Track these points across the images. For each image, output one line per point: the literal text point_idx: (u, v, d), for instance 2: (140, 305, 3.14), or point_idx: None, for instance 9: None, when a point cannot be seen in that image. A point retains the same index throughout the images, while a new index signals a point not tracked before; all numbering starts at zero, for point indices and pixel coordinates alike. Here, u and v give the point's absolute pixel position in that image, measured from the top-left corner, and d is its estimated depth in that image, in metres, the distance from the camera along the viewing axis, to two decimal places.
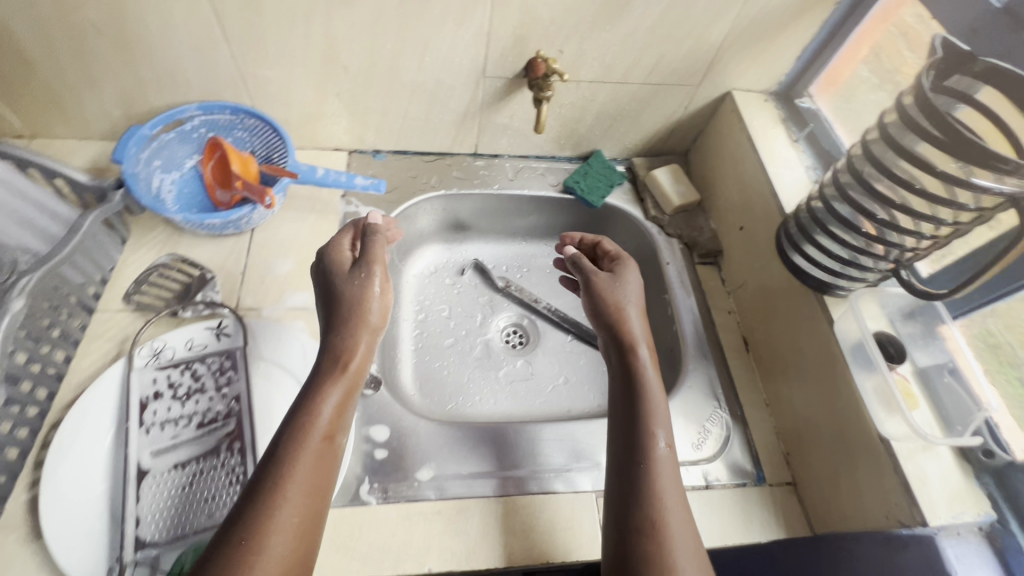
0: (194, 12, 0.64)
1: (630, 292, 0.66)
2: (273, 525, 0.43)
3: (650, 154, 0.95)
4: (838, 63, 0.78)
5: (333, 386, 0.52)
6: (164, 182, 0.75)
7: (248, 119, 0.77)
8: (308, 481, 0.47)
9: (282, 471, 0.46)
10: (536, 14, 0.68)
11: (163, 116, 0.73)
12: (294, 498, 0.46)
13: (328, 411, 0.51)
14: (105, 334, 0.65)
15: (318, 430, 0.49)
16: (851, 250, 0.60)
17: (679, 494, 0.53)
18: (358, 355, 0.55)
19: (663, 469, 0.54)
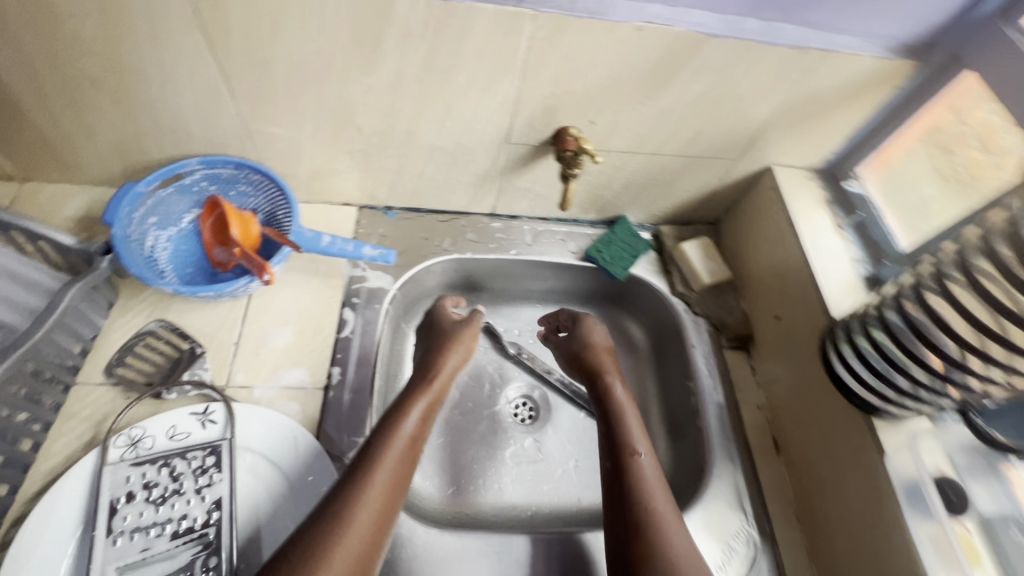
0: (199, 69, 0.59)
1: (602, 335, 0.75)
2: (363, 499, 0.50)
3: (679, 222, 0.88)
4: (892, 143, 0.71)
5: (421, 394, 0.62)
6: (159, 240, 0.69)
7: (253, 174, 0.71)
8: (393, 473, 0.53)
9: (371, 460, 0.53)
10: (568, 86, 0.62)
11: (160, 172, 0.68)
12: (376, 484, 0.51)
13: (414, 418, 0.59)
14: (82, 414, 0.59)
15: (407, 427, 0.57)
16: (911, 381, 0.54)
17: (664, 488, 0.59)
18: (443, 372, 0.66)
19: (647, 464, 0.60)
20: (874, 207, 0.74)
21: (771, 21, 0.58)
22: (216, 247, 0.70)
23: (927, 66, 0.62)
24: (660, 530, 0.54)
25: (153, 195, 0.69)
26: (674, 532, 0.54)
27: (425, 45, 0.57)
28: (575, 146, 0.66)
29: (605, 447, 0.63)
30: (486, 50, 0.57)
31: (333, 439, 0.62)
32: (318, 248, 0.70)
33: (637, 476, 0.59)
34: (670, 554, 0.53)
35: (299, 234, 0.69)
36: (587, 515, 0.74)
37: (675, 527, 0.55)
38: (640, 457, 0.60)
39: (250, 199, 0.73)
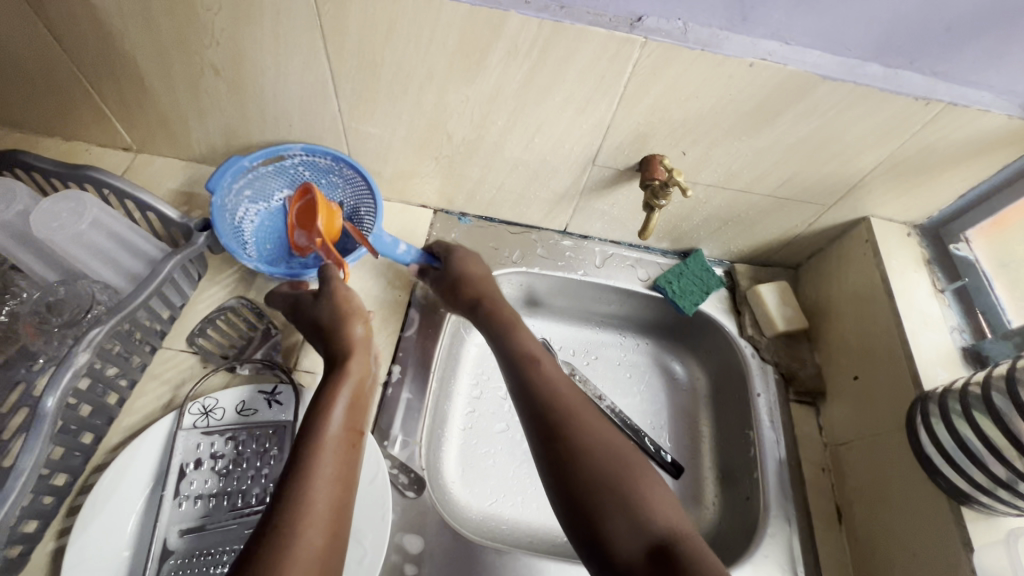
0: (309, 66, 0.61)
1: (476, 264, 0.72)
2: (305, 505, 0.44)
3: (755, 262, 0.85)
4: (1010, 211, 0.64)
5: (341, 384, 0.55)
6: (248, 212, 0.72)
7: (347, 170, 0.73)
8: (332, 470, 0.47)
9: (307, 458, 0.47)
10: (666, 116, 0.61)
11: (266, 151, 0.69)
12: (320, 485, 0.46)
13: (340, 411, 0.53)
14: (164, 376, 0.64)
15: (332, 428, 0.51)
16: (1010, 472, 0.49)
17: (568, 382, 0.59)
18: (357, 354, 0.59)
19: (548, 367, 0.60)
20: (983, 273, 0.68)
21: (897, 68, 0.54)
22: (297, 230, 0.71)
23: None
24: (573, 420, 0.54)
25: (254, 170, 0.70)
26: (586, 419, 0.54)
27: (528, 63, 0.57)
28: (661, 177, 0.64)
29: (506, 366, 0.62)
30: (588, 73, 0.57)
31: (387, 435, 0.64)
32: (392, 252, 0.71)
33: (541, 379, 0.58)
34: (590, 438, 0.52)
35: (377, 237, 0.70)
36: None
37: (589, 417, 0.54)
38: (539, 361, 0.60)
39: (339, 190, 0.75)
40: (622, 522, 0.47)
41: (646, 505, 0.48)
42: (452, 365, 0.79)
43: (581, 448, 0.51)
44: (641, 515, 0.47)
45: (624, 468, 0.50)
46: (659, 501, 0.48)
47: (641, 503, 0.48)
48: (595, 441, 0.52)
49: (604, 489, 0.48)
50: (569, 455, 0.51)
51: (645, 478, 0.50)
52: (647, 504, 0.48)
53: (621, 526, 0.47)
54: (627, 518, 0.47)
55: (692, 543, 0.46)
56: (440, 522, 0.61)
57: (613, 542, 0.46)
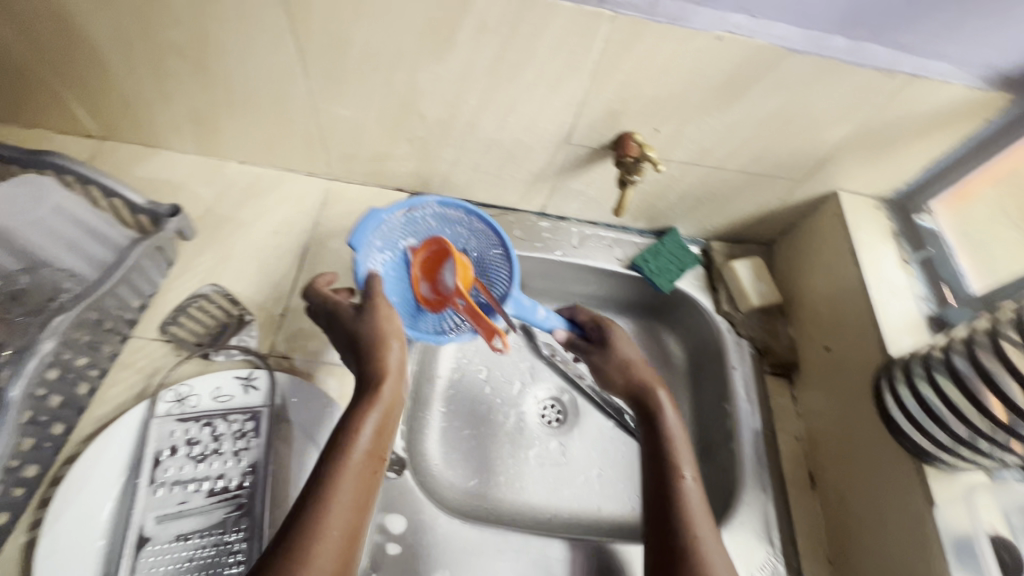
0: (278, 46, 0.60)
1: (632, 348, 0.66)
2: (320, 531, 0.43)
3: (730, 240, 0.86)
4: (972, 180, 0.68)
5: (368, 404, 0.50)
6: (377, 261, 0.65)
7: (477, 223, 0.70)
8: (351, 497, 0.46)
9: (324, 490, 0.45)
10: (638, 92, 0.61)
11: (404, 201, 0.67)
12: (335, 519, 0.44)
13: (368, 433, 0.49)
14: (135, 365, 0.62)
15: (357, 448, 0.48)
16: (969, 430, 0.52)
17: (707, 515, 0.52)
18: (390, 372, 0.53)
19: (692, 488, 0.54)
20: (947, 243, 0.70)
21: (861, 41, 0.55)
22: (425, 284, 0.68)
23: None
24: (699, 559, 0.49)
25: (387, 221, 0.66)
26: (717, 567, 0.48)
27: (499, 40, 0.56)
28: (635, 151, 0.65)
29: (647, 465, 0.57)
30: (558, 49, 0.57)
31: None
32: (531, 318, 0.66)
33: (682, 499, 0.53)
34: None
35: (518, 303, 0.65)
36: (604, 524, 0.72)
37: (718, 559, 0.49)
38: (685, 478, 0.54)
39: (464, 243, 0.71)
40: None
41: None
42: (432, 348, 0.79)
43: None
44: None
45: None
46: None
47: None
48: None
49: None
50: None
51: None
52: None
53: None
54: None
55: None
56: (422, 500, 0.62)
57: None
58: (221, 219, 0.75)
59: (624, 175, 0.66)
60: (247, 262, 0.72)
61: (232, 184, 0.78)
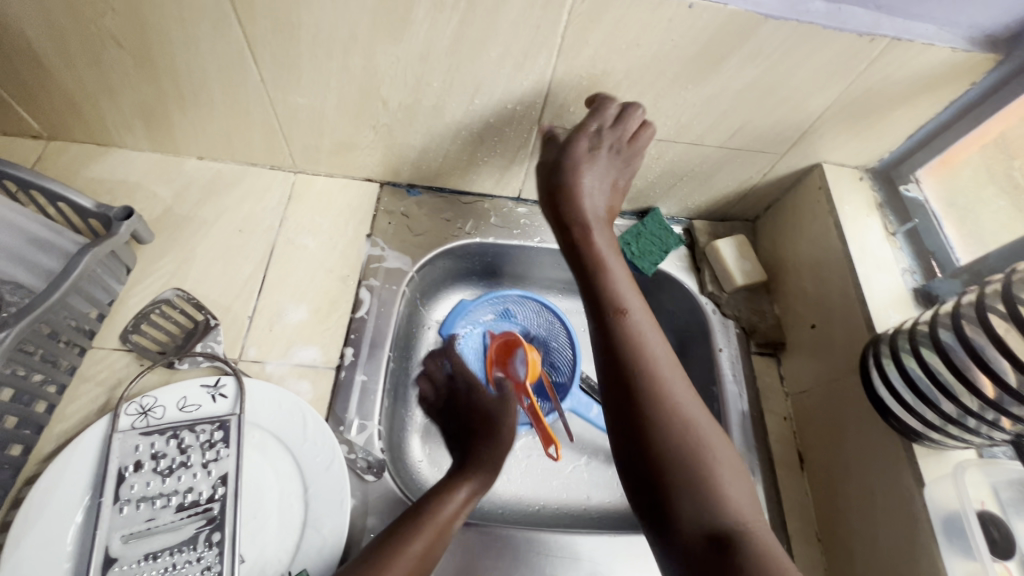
0: (223, 34, 0.56)
1: (603, 169, 0.61)
2: (393, 564, 0.49)
3: (714, 218, 0.84)
4: (958, 147, 0.64)
5: (471, 475, 0.60)
6: (460, 335, 0.76)
7: (549, 315, 0.77)
8: (425, 547, 0.52)
9: (410, 529, 0.52)
10: (609, 67, 0.58)
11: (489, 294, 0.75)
12: (403, 559, 0.50)
13: (461, 496, 0.57)
14: (96, 378, 0.60)
15: (450, 506, 0.55)
16: (959, 409, 0.50)
17: (656, 337, 0.53)
18: (495, 459, 0.63)
19: (637, 320, 0.54)
20: (933, 213, 0.68)
21: (839, 4, 0.52)
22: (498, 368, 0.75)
23: (1009, 62, 0.56)
24: (654, 391, 0.49)
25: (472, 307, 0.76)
26: (671, 392, 0.49)
27: (457, 17, 0.53)
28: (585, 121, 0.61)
29: (587, 309, 0.56)
30: (521, 24, 0.53)
31: (342, 421, 0.62)
32: (584, 414, 0.73)
33: (627, 330, 0.52)
34: (666, 404, 0.49)
35: (576, 400, 0.73)
36: (595, 513, 0.71)
37: (674, 386, 0.50)
38: (629, 312, 0.54)
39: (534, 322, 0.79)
40: (690, 499, 0.44)
41: (721, 495, 0.45)
42: (411, 342, 0.76)
43: (660, 429, 0.47)
44: (712, 504, 0.44)
45: (702, 445, 0.47)
46: (734, 491, 0.45)
47: (714, 496, 0.44)
48: (685, 419, 0.48)
49: (678, 472, 0.45)
50: (644, 427, 0.48)
51: (725, 467, 0.47)
52: (726, 499, 0.44)
53: (688, 515, 0.44)
54: (695, 503, 0.44)
55: (759, 539, 0.42)
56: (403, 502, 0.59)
57: (677, 524, 0.44)
58: (181, 220, 0.71)
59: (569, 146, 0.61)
60: (211, 263, 0.69)
61: (192, 182, 0.74)
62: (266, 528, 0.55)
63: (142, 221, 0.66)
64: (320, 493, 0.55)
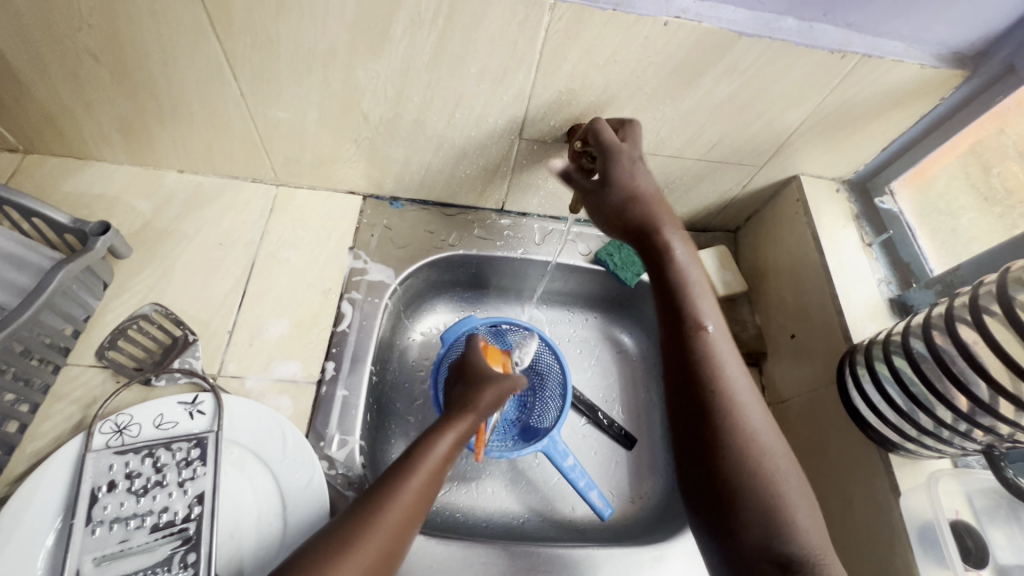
0: (201, 49, 0.56)
1: (645, 178, 0.59)
2: (390, 503, 0.46)
3: (696, 230, 0.85)
4: (930, 159, 0.66)
5: (460, 418, 0.55)
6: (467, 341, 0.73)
7: (547, 356, 0.76)
8: (410, 506, 0.47)
9: (404, 470, 0.49)
10: (587, 82, 0.59)
11: (493, 318, 0.74)
12: (402, 497, 0.47)
13: (448, 441, 0.53)
14: (71, 396, 0.59)
15: (441, 453, 0.51)
16: (933, 421, 0.51)
17: (736, 360, 0.53)
18: (483, 405, 0.58)
19: (717, 340, 0.53)
20: (907, 224, 0.69)
21: (810, 22, 0.53)
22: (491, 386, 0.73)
23: (978, 77, 0.57)
24: (732, 418, 0.50)
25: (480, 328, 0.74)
26: (749, 416, 0.50)
27: (435, 33, 0.53)
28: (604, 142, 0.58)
29: (666, 324, 0.56)
30: (499, 40, 0.54)
31: (322, 436, 0.61)
32: (558, 460, 0.67)
33: (708, 353, 0.53)
34: (744, 429, 0.49)
35: (552, 443, 0.67)
36: (579, 525, 0.71)
37: (750, 412, 0.50)
38: (708, 330, 0.54)
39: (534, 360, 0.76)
40: (761, 528, 0.45)
41: (793, 524, 0.45)
42: (395, 356, 0.75)
43: (735, 453, 0.48)
44: (782, 532, 0.45)
45: (775, 475, 0.47)
46: (806, 521, 0.45)
47: (787, 526, 0.45)
48: (763, 445, 0.48)
49: (752, 499, 0.46)
50: (716, 454, 0.49)
51: (797, 494, 0.47)
52: (796, 529, 0.45)
53: (755, 541, 0.45)
54: (766, 532, 0.45)
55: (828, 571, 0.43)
56: None
57: (744, 544, 0.46)
58: (159, 234, 0.71)
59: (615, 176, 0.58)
60: (190, 278, 0.68)
61: (172, 195, 0.74)
62: (243, 548, 0.54)
63: (118, 234, 0.65)
64: (299, 511, 0.55)
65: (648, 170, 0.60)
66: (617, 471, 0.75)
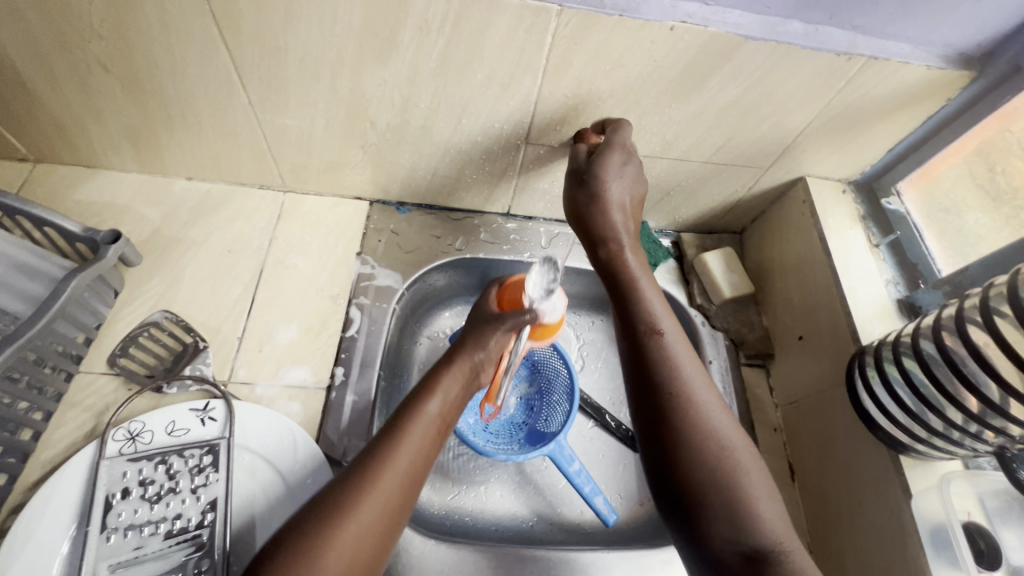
0: (210, 58, 0.56)
1: (621, 186, 0.61)
2: (390, 462, 0.46)
3: (702, 231, 0.85)
4: (936, 160, 0.66)
5: (452, 372, 0.55)
6: None
7: (555, 359, 0.76)
8: (408, 465, 0.47)
9: (400, 428, 0.49)
10: (593, 87, 0.59)
11: None
12: (404, 454, 0.47)
13: (440, 396, 0.53)
14: (83, 403, 0.59)
15: (435, 410, 0.52)
16: (944, 423, 0.51)
17: (693, 360, 0.54)
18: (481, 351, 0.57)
19: (672, 340, 0.54)
20: (914, 225, 0.70)
21: (816, 25, 0.54)
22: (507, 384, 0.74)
23: (983, 78, 0.57)
24: (691, 416, 0.50)
25: None
26: (708, 414, 0.50)
27: (442, 40, 0.54)
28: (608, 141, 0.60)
29: (621, 328, 0.57)
30: (506, 46, 0.54)
31: (333, 441, 0.62)
32: (564, 465, 0.67)
33: (665, 353, 0.53)
34: (702, 428, 0.49)
35: (558, 447, 0.67)
36: (588, 528, 0.71)
37: (708, 411, 0.50)
38: (664, 334, 0.54)
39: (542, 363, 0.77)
40: (727, 526, 0.45)
41: (756, 521, 0.45)
42: (402, 359, 0.75)
43: (696, 454, 0.48)
44: (748, 530, 0.45)
45: (737, 472, 0.48)
46: (769, 516, 0.46)
47: (752, 523, 0.45)
48: (722, 443, 0.49)
49: (716, 499, 0.46)
50: (678, 453, 0.49)
51: (760, 489, 0.47)
52: (760, 525, 0.45)
53: (723, 540, 0.45)
54: (732, 530, 0.45)
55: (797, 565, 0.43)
56: None
57: (714, 545, 0.46)
58: (169, 242, 0.71)
59: (589, 180, 0.60)
60: (200, 285, 0.69)
61: (180, 203, 0.74)
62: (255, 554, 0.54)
63: (128, 242, 0.66)
64: None
65: (628, 177, 0.61)
66: (625, 474, 0.75)
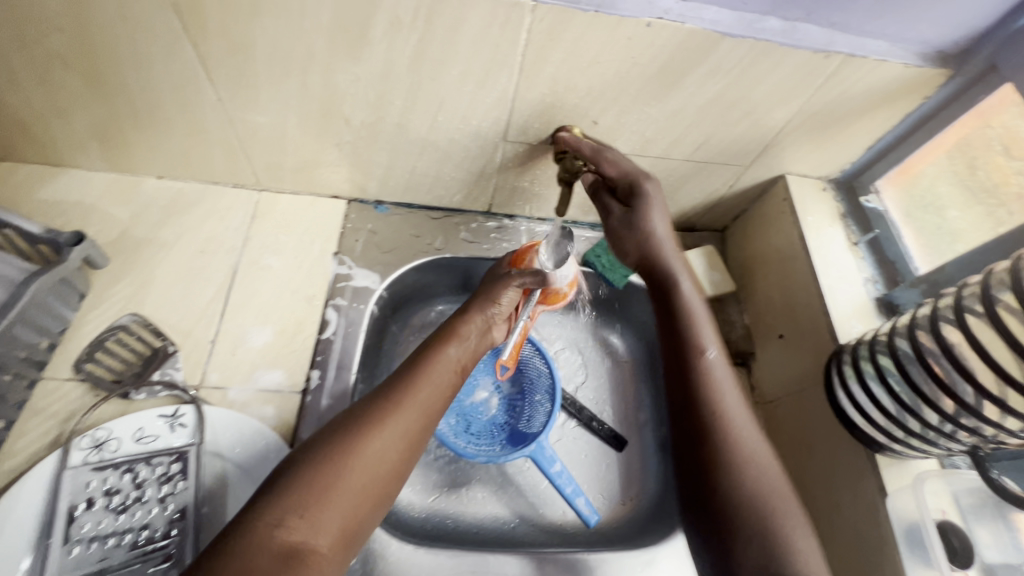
0: (175, 54, 0.55)
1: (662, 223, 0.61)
2: (413, 394, 0.49)
3: (684, 229, 0.85)
4: (915, 158, 0.66)
5: (470, 323, 0.59)
6: None
7: (536, 359, 0.75)
8: (427, 396, 0.50)
9: (422, 366, 0.52)
10: (571, 84, 0.58)
11: None
12: (426, 387, 0.51)
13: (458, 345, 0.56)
14: (47, 411, 0.58)
15: (455, 356, 0.55)
16: (920, 423, 0.51)
17: (736, 387, 0.55)
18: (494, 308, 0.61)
19: (717, 365, 0.56)
20: (893, 223, 0.70)
21: (794, 22, 0.53)
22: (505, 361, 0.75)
23: (960, 76, 0.57)
24: (726, 437, 0.52)
25: None
26: (747, 437, 0.52)
27: (415, 36, 0.52)
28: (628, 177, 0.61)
29: (669, 350, 0.58)
30: (481, 42, 0.53)
31: None
32: (546, 466, 0.67)
33: (706, 374, 0.55)
34: (742, 453, 0.51)
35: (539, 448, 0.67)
36: (570, 528, 0.70)
37: (747, 436, 0.52)
38: (709, 354, 0.56)
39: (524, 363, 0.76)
40: (756, 547, 0.46)
41: (785, 545, 0.46)
42: (381, 360, 0.74)
43: (730, 476, 0.50)
44: (780, 556, 0.45)
45: (772, 496, 0.49)
46: (803, 545, 0.46)
47: (785, 548, 0.46)
48: (759, 465, 0.50)
49: (746, 519, 0.48)
50: (713, 471, 0.51)
51: (795, 517, 0.48)
52: (793, 551, 0.45)
53: (750, 560, 0.46)
54: (760, 551, 0.46)
55: None
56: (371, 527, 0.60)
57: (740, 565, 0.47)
58: (138, 243, 0.69)
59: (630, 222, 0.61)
60: (170, 287, 0.67)
61: (150, 202, 0.72)
62: None
63: (93, 243, 0.64)
64: None
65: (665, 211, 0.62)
66: (607, 473, 0.75)
